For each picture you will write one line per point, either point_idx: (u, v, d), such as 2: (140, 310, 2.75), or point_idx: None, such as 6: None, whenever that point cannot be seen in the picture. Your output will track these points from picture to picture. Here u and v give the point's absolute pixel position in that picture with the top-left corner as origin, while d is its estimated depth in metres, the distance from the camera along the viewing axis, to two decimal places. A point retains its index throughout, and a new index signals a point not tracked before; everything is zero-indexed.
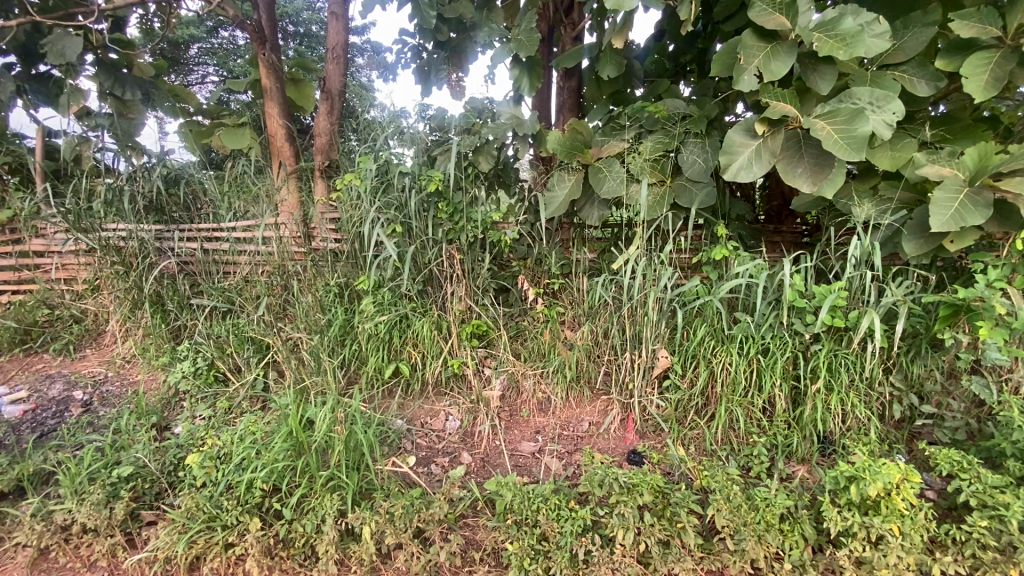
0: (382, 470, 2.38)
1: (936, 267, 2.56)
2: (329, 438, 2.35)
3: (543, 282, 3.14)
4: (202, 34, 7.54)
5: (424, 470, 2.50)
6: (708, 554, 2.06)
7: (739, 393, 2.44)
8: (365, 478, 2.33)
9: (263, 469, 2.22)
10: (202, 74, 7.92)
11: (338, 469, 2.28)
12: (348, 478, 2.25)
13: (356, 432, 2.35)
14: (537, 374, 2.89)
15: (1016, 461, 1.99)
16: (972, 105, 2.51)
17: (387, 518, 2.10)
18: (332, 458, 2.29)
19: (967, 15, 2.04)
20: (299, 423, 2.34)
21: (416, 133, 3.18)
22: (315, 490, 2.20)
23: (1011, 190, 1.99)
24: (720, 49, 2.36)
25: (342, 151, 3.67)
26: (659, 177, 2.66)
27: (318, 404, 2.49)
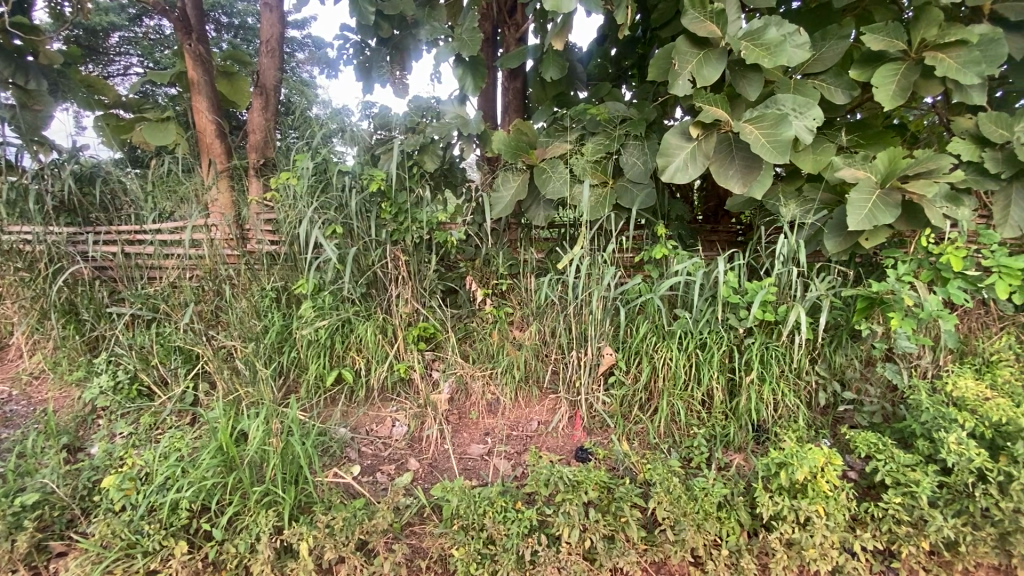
0: (322, 482, 2.30)
1: (855, 263, 2.72)
2: (263, 452, 2.22)
3: (491, 282, 3.14)
4: (124, 22, 6.95)
5: (370, 480, 2.45)
6: (652, 546, 2.11)
7: (680, 387, 2.53)
8: (304, 492, 2.23)
9: (189, 488, 2.09)
10: (125, 66, 7.35)
11: (275, 484, 2.17)
12: (286, 492, 2.16)
13: (294, 444, 2.24)
14: (486, 376, 2.87)
15: (924, 440, 2.16)
16: (885, 113, 2.71)
17: (327, 531, 2.02)
18: (268, 472, 2.18)
19: (877, 29, 2.21)
20: (230, 437, 2.21)
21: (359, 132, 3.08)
22: (248, 507, 2.09)
23: (917, 192, 2.15)
24: (655, 55, 2.45)
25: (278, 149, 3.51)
26: (601, 178, 2.71)
27: (251, 416, 2.36)
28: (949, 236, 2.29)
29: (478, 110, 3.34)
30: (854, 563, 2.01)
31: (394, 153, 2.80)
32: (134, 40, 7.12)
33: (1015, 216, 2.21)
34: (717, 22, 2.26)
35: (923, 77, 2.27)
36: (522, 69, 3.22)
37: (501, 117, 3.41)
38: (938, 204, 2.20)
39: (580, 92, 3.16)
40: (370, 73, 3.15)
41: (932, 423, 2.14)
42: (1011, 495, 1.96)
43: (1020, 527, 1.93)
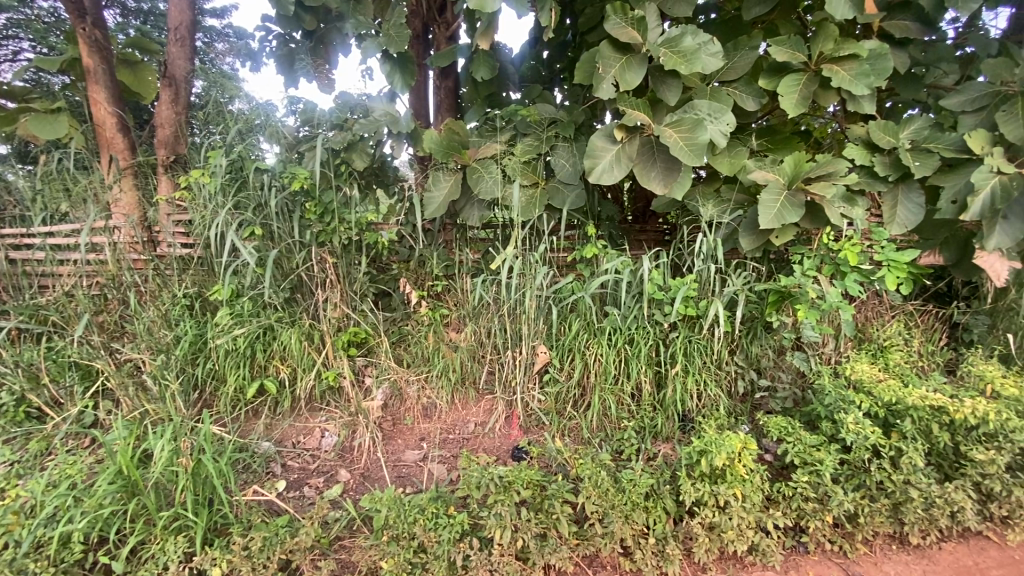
0: (240, 501, 2.16)
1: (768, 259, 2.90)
2: (171, 474, 2.05)
3: (426, 284, 3.10)
4: (14, 4, 6.12)
5: (296, 496, 2.34)
6: (583, 540, 2.16)
7: (610, 382, 2.60)
8: (219, 513, 2.09)
9: (83, 518, 1.88)
10: (13, 51, 6.55)
11: (185, 507, 2.01)
12: (198, 515, 2.00)
13: (206, 463, 2.08)
14: (421, 381, 2.85)
15: (828, 422, 2.35)
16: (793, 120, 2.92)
17: (244, 554, 1.89)
18: (176, 496, 2.01)
19: (781, 42, 2.40)
20: (131, 460, 2.00)
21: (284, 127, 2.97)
22: (154, 534, 1.92)
23: (819, 193, 2.34)
24: (580, 58, 2.52)
25: (191, 146, 3.23)
26: (532, 179, 2.74)
27: (157, 434, 2.17)
28: (847, 234, 2.51)
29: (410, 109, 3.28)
30: (767, 541, 2.16)
31: (318, 151, 2.71)
32: (23, 22, 6.28)
33: (902, 214, 2.43)
34: (638, 29, 2.36)
35: (822, 87, 2.48)
36: (454, 68, 3.19)
37: (432, 117, 3.37)
38: (837, 204, 2.39)
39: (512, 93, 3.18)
40: (294, 64, 3.01)
41: (835, 405, 2.33)
42: (901, 468, 2.18)
43: (907, 497, 2.15)
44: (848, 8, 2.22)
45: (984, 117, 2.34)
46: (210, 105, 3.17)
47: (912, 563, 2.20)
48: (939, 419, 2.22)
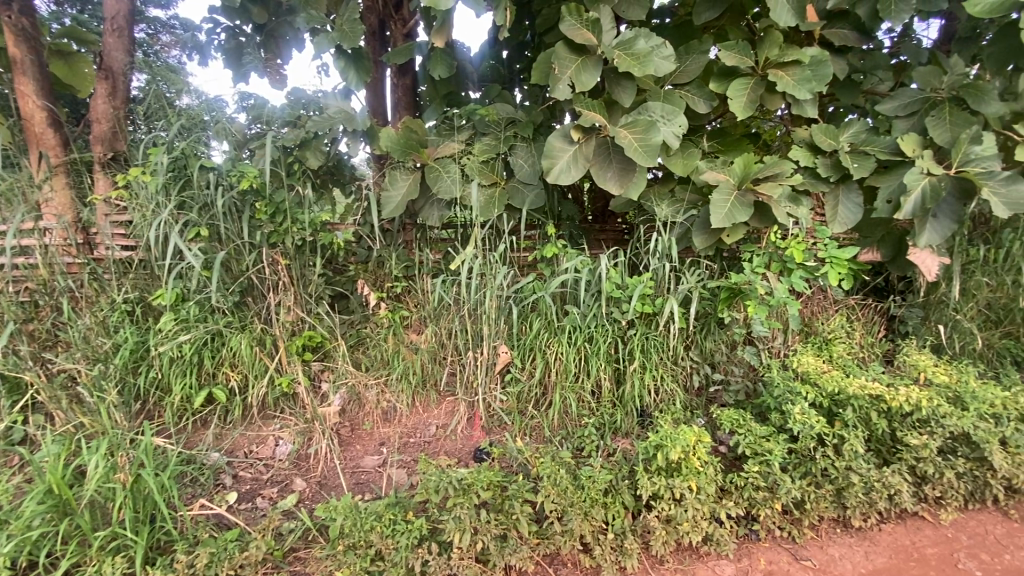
0: (185, 517, 2.05)
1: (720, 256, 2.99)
2: (108, 491, 1.92)
3: (385, 285, 3.06)
4: None
5: (248, 508, 2.26)
6: (544, 539, 2.18)
7: (571, 380, 2.63)
8: (162, 530, 1.99)
9: (8, 543, 1.74)
10: None
11: (124, 525, 1.89)
12: (138, 533, 1.89)
13: (146, 478, 1.96)
14: (379, 385, 2.80)
15: (777, 413, 2.44)
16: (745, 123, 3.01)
17: (189, 572, 1.80)
18: (113, 514, 1.89)
19: (729, 47, 2.48)
20: (63, 478, 1.87)
21: (234, 124, 2.87)
22: (89, 556, 1.80)
23: (766, 193, 2.44)
24: (536, 58, 2.54)
25: (131, 143, 3.07)
26: (491, 179, 2.74)
27: (92, 449, 2.04)
28: (793, 232, 2.63)
29: (366, 107, 3.21)
30: (721, 531, 2.22)
31: (267, 149, 2.64)
32: None
33: (843, 213, 2.57)
34: (592, 31, 2.40)
35: (768, 91, 2.58)
36: (411, 66, 3.19)
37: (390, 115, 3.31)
38: (783, 204, 2.50)
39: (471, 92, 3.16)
40: (241, 59, 2.91)
41: (783, 397, 2.43)
42: (843, 455, 2.29)
43: (849, 482, 2.26)
44: (790, 16, 2.33)
45: (915, 121, 2.50)
46: (152, 98, 3.00)
47: (854, 545, 2.31)
48: (877, 407, 2.34)
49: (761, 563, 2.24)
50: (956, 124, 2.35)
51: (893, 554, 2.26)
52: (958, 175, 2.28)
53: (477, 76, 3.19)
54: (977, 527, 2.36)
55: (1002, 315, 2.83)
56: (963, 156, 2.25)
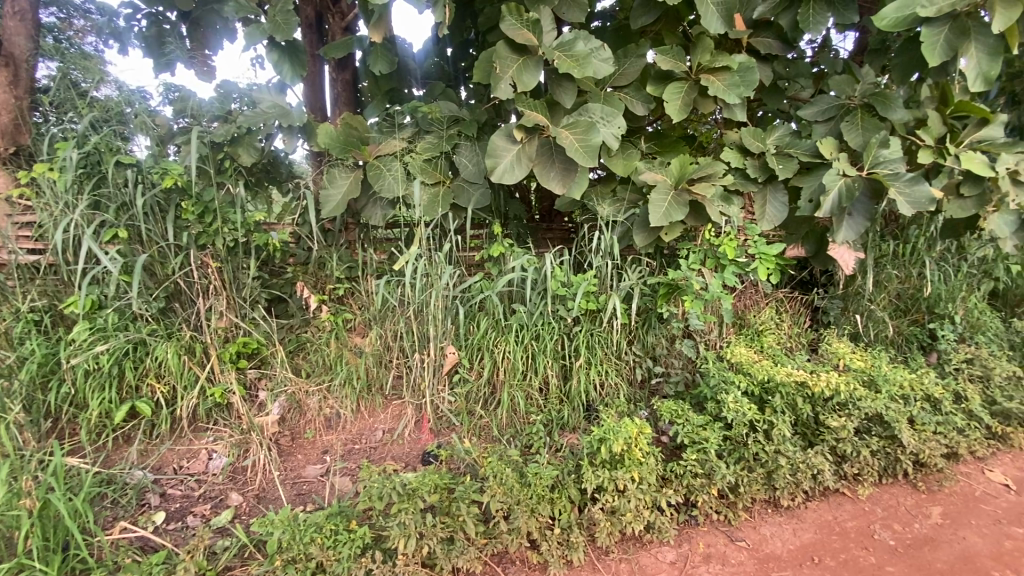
0: (102, 543, 1.90)
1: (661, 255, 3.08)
2: (11, 518, 1.74)
3: (327, 287, 2.98)
4: None
5: (177, 527, 2.13)
6: (492, 538, 2.17)
7: (519, 378, 2.66)
8: (76, 559, 1.83)
9: None
10: None
11: (31, 556, 1.72)
12: (48, 564, 1.73)
13: (56, 503, 1.78)
14: (321, 392, 2.77)
15: (713, 403, 2.56)
16: (683, 125, 3.09)
17: None
18: (17, 544, 1.71)
19: (664, 51, 2.60)
20: None
21: (158, 117, 2.67)
22: None
23: (701, 193, 2.55)
24: (478, 57, 2.53)
25: (36, 137, 2.78)
26: (436, 178, 2.77)
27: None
28: (726, 230, 2.75)
29: (305, 102, 3.14)
30: (662, 518, 2.29)
31: (192, 144, 2.50)
32: None
33: (770, 212, 2.72)
34: (533, 31, 2.41)
35: (700, 95, 2.71)
36: (351, 61, 3.15)
37: (330, 111, 3.25)
38: (716, 203, 2.62)
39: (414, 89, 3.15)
40: (165, 47, 2.76)
41: (718, 386, 2.56)
42: (772, 439, 2.42)
43: (777, 465, 2.39)
44: (720, 23, 2.44)
45: (832, 126, 2.69)
46: (61, 86, 2.77)
47: (785, 524, 2.44)
48: (803, 393, 2.49)
49: (701, 547, 2.33)
50: (867, 129, 2.56)
51: (819, 530, 2.40)
52: (869, 176, 2.46)
53: (420, 73, 3.15)
54: (892, 500, 2.53)
55: (909, 304, 3.13)
56: (873, 159, 2.44)
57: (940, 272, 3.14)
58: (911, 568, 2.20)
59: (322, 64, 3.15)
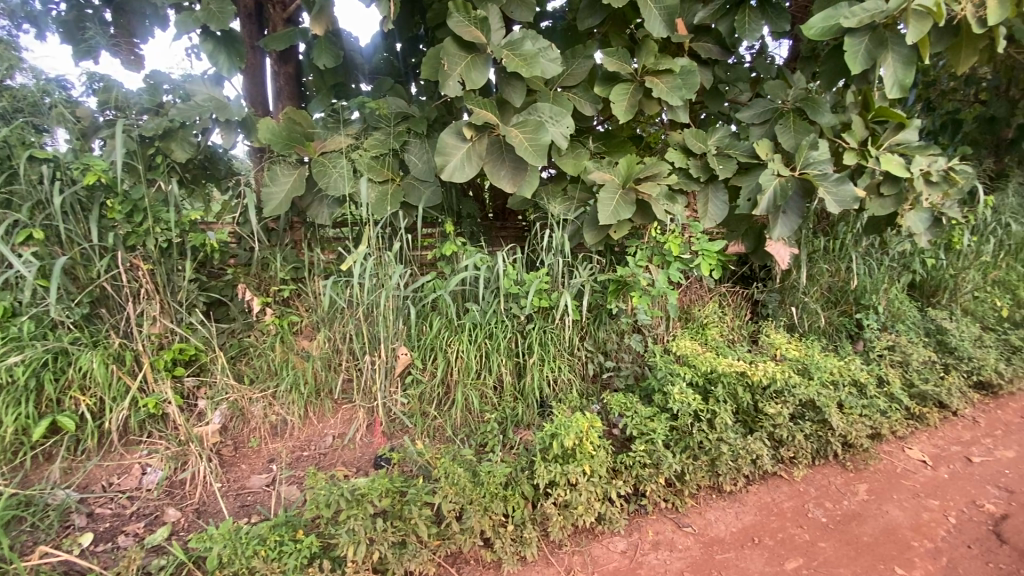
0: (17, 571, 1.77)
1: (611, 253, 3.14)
2: None
3: (271, 289, 2.87)
4: None
5: (108, 549, 2.02)
6: (445, 539, 2.16)
7: (473, 377, 2.65)
8: None
9: None
10: None
11: None
12: None
13: None
14: (266, 398, 2.67)
15: (660, 395, 2.64)
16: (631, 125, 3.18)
17: None
18: None
19: (611, 53, 2.65)
20: None
21: (79, 108, 2.49)
22: None
23: (647, 192, 2.62)
24: (426, 53, 2.50)
25: None
26: (386, 175, 2.73)
27: None
28: (671, 227, 2.85)
29: (245, 96, 3.04)
30: (612, 509, 2.35)
31: (117, 138, 2.32)
32: None
33: (712, 210, 2.84)
34: (481, 29, 2.41)
35: (645, 96, 2.78)
36: (294, 53, 3.09)
37: (272, 105, 3.16)
38: (662, 202, 2.70)
39: (363, 85, 3.10)
40: (85, 34, 2.60)
41: (665, 377, 2.65)
42: (715, 427, 2.53)
43: (720, 452, 2.49)
44: (663, 27, 2.52)
45: (768, 128, 2.84)
46: None
47: (728, 508, 2.55)
48: (743, 382, 2.61)
49: (650, 534, 2.41)
50: (799, 132, 2.72)
51: (759, 512, 2.52)
52: (801, 176, 2.61)
53: (368, 68, 3.08)
54: (824, 480, 2.68)
55: (839, 296, 3.35)
56: (804, 160, 2.59)
57: (865, 266, 3.39)
58: (841, 542, 2.35)
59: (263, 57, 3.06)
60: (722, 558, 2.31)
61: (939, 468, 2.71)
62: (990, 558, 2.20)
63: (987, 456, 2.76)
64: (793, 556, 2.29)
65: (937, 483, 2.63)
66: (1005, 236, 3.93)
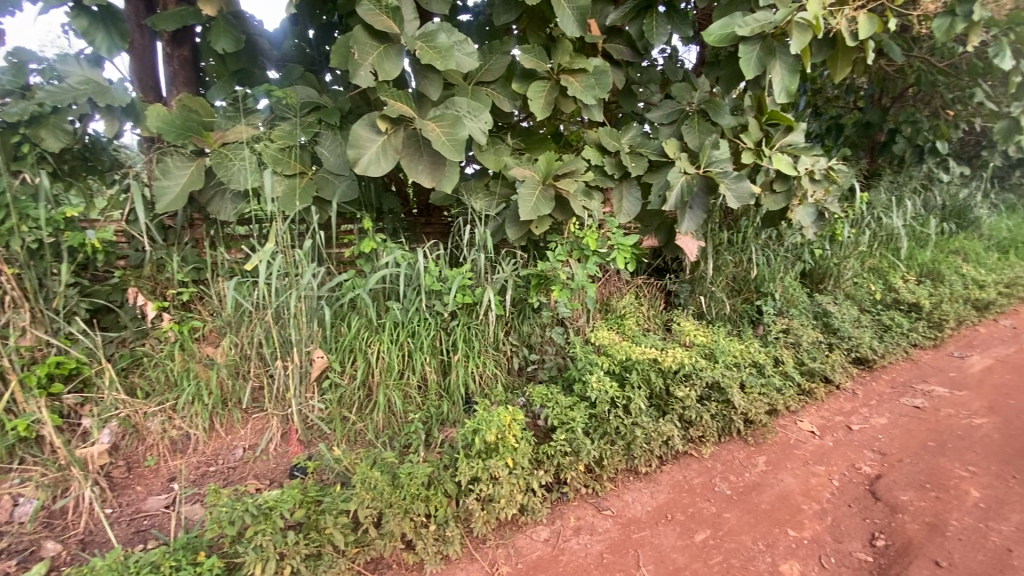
0: None
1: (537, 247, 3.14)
2: None
3: (167, 293, 2.64)
4: None
5: None
6: (363, 546, 2.11)
7: (394, 377, 2.58)
8: None
9: None
10: None
11: None
12: None
13: None
14: (164, 413, 2.44)
15: (581, 385, 2.69)
16: (552, 121, 3.22)
17: None
18: None
19: (528, 50, 2.67)
20: None
21: None
22: None
23: (565, 188, 2.68)
24: (335, 41, 2.40)
25: None
26: (298, 169, 2.59)
27: None
28: (589, 223, 2.94)
29: (132, 82, 2.82)
30: (534, 500, 2.39)
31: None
32: None
33: (627, 206, 2.97)
34: (393, 19, 2.32)
35: (562, 95, 2.84)
36: (189, 35, 2.88)
37: (166, 93, 2.94)
38: (579, 198, 2.76)
39: (270, 73, 2.92)
40: None
41: (585, 366, 2.73)
42: (630, 412, 2.63)
43: (634, 435, 2.59)
44: (576, 27, 2.57)
45: (675, 129, 3.01)
46: None
47: (644, 488, 2.68)
48: (655, 367, 2.74)
49: (572, 520, 2.48)
50: (702, 133, 2.91)
51: (672, 490, 2.67)
52: (705, 174, 2.78)
53: (276, 54, 2.91)
54: (729, 455, 2.88)
55: (742, 284, 3.62)
56: (708, 158, 2.76)
57: (763, 257, 3.69)
58: (743, 512, 2.54)
59: (153, 39, 2.85)
60: (638, 536, 2.42)
61: (825, 437, 3.01)
62: (866, 514, 2.48)
63: (864, 424, 3.09)
64: (702, 528, 2.46)
65: (823, 450, 2.92)
66: (878, 228, 4.42)
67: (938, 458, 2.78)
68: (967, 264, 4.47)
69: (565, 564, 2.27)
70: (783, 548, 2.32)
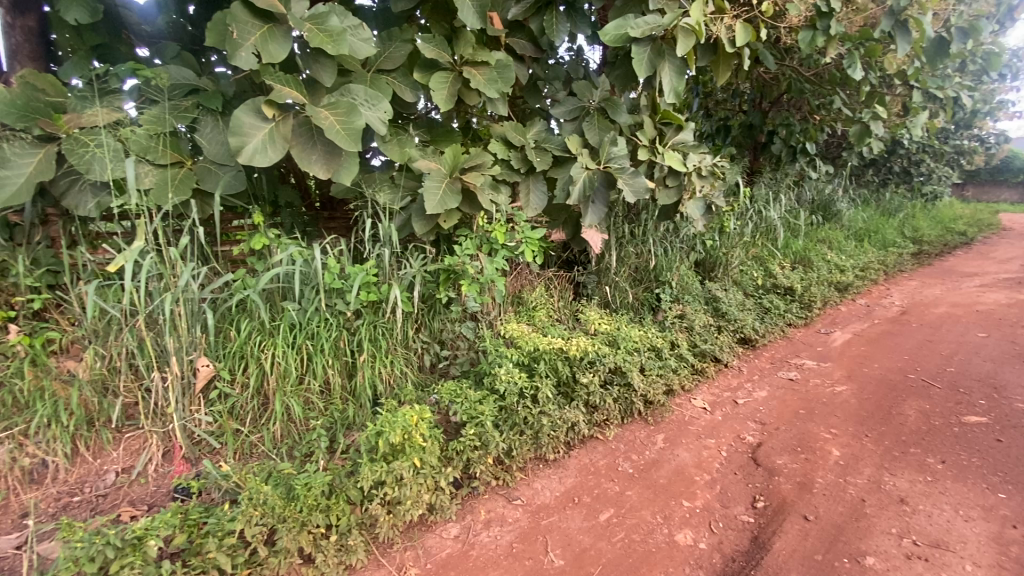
0: None
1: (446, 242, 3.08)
2: None
3: (14, 300, 2.28)
4: None
5: None
6: (255, 567, 1.94)
7: (293, 383, 2.40)
8: None
9: None
10: None
11: None
12: None
13: None
14: (12, 440, 2.08)
15: (491, 378, 2.68)
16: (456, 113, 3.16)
17: None
18: None
19: (428, 39, 2.61)
20: None
21: None
22: None
23: (471, 181, 2.65)
24: (211, 18, 2.18)
25: None
26: (176, 158, 2.34)
27: None
28: (497, 217, 2.93)
29: None
30: (443, 498, 2.34)
31: None
32: None
33: (534, 200, 3.01)
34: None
35: (465, 86, 2.81)
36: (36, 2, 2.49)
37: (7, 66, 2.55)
38: (486, 192, 2.72)
39: (140, 49, 2.62)
40: None
41: (492, 359, 2.74)
42: (538, 402, 2.67)
43: (541, 424, 2.64)
44: (476, 19, 2.54)
45: (577, 125, 3.12)
46: None
47: (552, 475, 2.75)
48: (561, 356, 2.81)
49: (483, 514, 2.48)
50: (602, 129, 3.02)
51: (579, 473, 2.77)
52: (605, 169, 2.89)
53: (147, 29, 2.59)
54: (631, 436, 3.04)
55: (642, 274, 3.85)
56: (607, 154, 2.87)
57: (661, 248, 3.95)
58: (643, 488, 2.69)
59: None
60: (547, 522, 2.47)
61: (714, 412, 3.27)
62: (747, 480, 2.74)
63: (748, 398, 3.41)
64: (606, 507, 2.57)
65: (712, 425, 3.17)
66: (759, 219, 4.94)
67: (807, 424, 3.13)
68: (829, 251, 5.09)
69: (475, 559, 2.26)
70: (678, 519, 2.50)
